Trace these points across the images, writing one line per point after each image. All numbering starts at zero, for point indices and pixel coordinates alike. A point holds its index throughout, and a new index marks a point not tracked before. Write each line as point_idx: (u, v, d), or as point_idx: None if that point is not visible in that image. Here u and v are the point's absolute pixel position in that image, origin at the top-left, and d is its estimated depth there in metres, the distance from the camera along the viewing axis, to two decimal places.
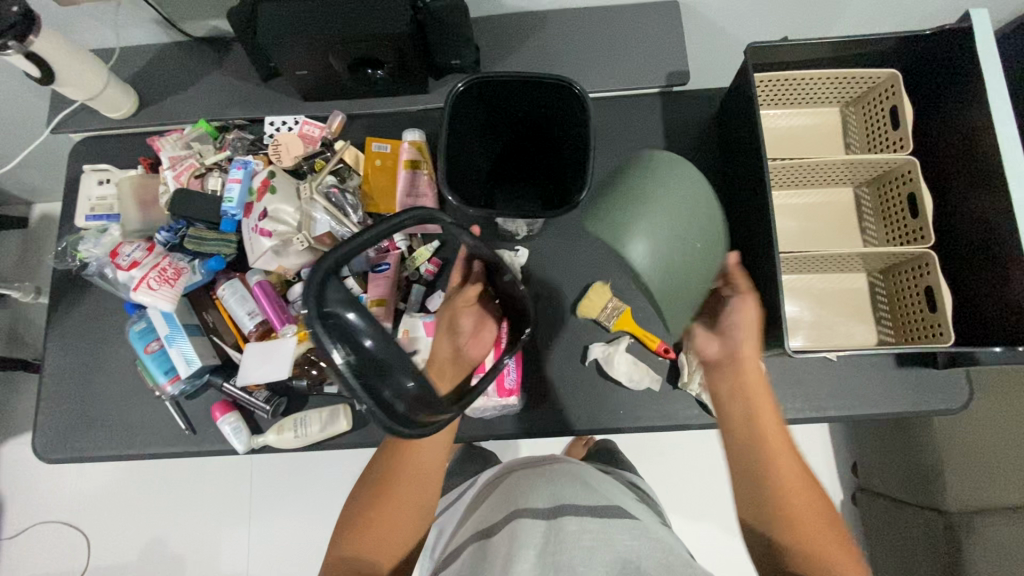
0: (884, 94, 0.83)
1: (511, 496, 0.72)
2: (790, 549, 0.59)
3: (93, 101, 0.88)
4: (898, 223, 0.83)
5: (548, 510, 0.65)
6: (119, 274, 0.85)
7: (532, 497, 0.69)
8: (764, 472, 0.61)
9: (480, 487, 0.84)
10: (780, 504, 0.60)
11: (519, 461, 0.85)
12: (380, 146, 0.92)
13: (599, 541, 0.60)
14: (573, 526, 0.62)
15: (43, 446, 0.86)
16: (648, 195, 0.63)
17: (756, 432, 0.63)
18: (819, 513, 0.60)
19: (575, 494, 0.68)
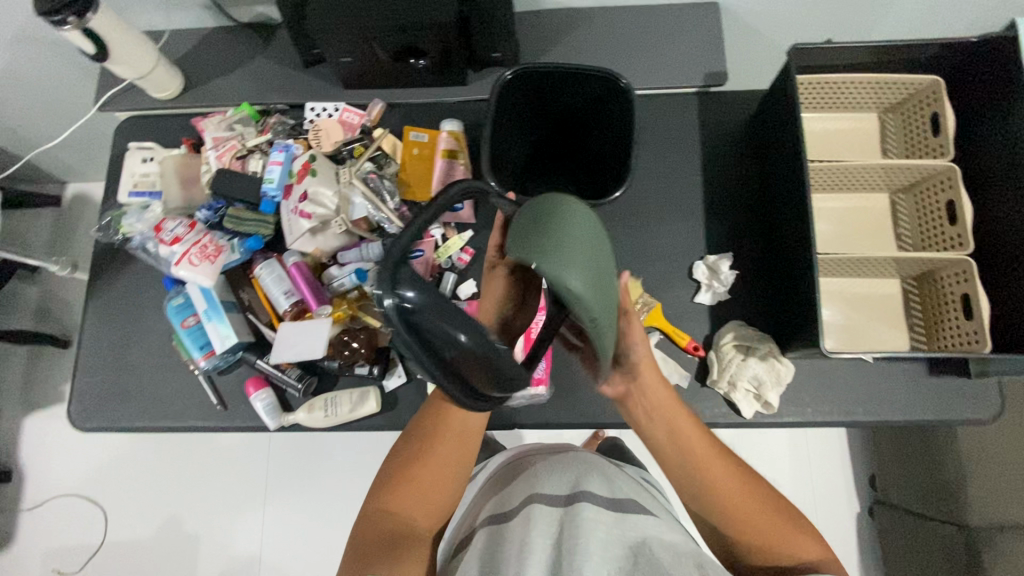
0: (925, 101, 0.84)
1: (526, 483, 0.71)
2: (745, 543, 0.65)
3: (143, 81, 0.90)
4: (934, 229, 0.83)
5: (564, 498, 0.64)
6: (162, 249, 0.87)
7: (548, 484, 0.68)
8: (705, 483, 0.65)
9: (491, 473, 0.81)
10: (728, 509, 0.65)
11: (531, 448, 0.82)
12: (417, 135, 0.93)
13: (614, 534, 0.59)
14: (588, 516, 0.60)
15: (78, 414, 0.88)
16: (563, 233, 0.49)
17: (685, 449, 0.66)
18: (764, 504, 0.65)
19: (592, 484, 0.67)
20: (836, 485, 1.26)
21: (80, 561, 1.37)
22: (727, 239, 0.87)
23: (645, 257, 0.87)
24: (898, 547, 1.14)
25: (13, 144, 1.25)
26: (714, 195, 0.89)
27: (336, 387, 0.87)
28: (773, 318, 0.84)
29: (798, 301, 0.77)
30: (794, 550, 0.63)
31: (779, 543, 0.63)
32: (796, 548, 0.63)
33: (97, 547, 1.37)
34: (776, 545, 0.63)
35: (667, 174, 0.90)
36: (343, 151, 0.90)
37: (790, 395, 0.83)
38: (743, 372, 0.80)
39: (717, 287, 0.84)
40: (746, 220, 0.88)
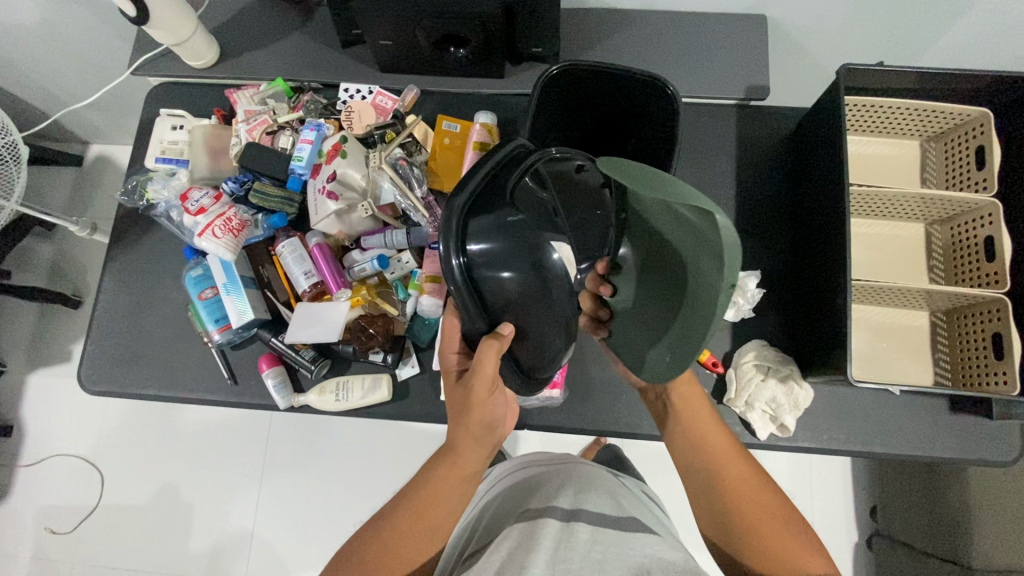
0: (972, 133, 0.82)
1: (527, 494, 0.66)
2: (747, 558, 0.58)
3: (179, 48, 0.89)
4: (970, 264, 0.82)
5: (562, 511, 0.59)
6: (186, 219, 0.86)
7: (548, 495, 0.63)
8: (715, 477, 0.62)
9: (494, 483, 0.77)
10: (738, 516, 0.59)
11: (536, 454, 0.78)
12: (450, 125, 0.90)
13: (610, 553, 0.53)
14: (584, 534, 0.55)
15: (88, 376, 0.88)
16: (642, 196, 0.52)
17: (703, 442, 0.65)
18: (776, 520, 0.59)
19: (593, 501, 0.62)
20: (836, 514, 1.24)
21: (74, 522, 1.37)
22: (755, 256, 0.86)
23: None
24: None
25: (45, 101, 1.25)
26: (747, 210, 0.88)
27: (349, 372, 0.86)
28: (795, 340, 0.83)
29: (827, 327, 0.75)
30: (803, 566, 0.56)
31: (781, 555, 0.57)
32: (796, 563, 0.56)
33: (91, 509, 1.37)
34: (778, 557, 0.57)
35: (700, 186, 0.88)
36: (373, 134, 0.89)
37: (806, 420, 0.81)
38: (761, 393, 0.79)
39: (742, 304, 0.82)
40: (777, 239, 0.86)
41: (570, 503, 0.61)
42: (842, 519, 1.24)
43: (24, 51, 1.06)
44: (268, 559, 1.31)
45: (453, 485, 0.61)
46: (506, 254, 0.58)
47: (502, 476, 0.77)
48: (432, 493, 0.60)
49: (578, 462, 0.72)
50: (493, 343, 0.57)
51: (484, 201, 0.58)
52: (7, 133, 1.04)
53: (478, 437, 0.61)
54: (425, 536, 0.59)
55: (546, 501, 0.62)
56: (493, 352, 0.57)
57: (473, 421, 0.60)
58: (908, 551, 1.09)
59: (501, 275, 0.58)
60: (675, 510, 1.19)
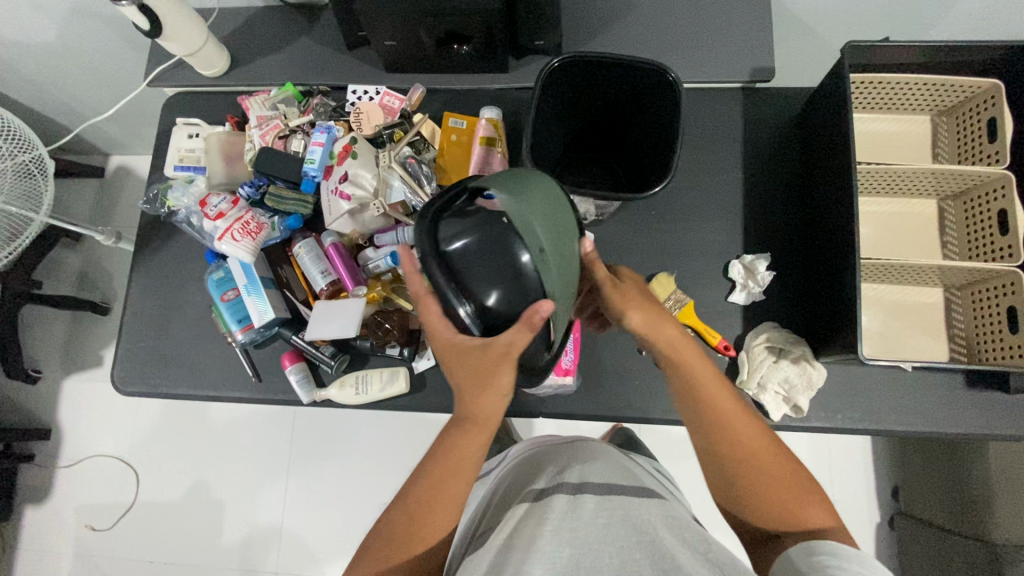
0: (982, 106, 0.81)
1: (535, 473, 0.67)
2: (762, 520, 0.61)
3: (192, 58, 0.92)
4: (984, 238, 0.81)
5: (569, 484, 0.60)
6: (206, 224, 0.88)
7: (555, 469, 0.65)
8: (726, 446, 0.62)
9: (506, 463, 0.78)
10: (755, 487, 0.61)
11: (548, 437, 0.79)
12: (456, 121, 0.93)
13: (616, 518, 0.55)
14: (590, 504, 0.56)
15: (121, 378, 0.92)
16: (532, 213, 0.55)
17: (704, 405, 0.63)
18: (788, 482, 0.61)
19: (598, 470, 0.63)
20: (857, 494, 1.24)
21: (112, 519, 1.43)
22: (764, 240, 0.86)
23: (676, 254, 0.87)
24: (920, 561, 1.11)
25: (67, 115, 1.29)
26: (755, 194, 0.88)
27: (367, 366, 0.89)
28: (808, 321, 0.83)
29: (836, 305, 0.76)
30: (804, 523, 0.59)
31: (789, 511, 0.60)
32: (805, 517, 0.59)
33: (128, 506, 1.43)
34: (789, 515, 0.60)
35: (707, 170, 0.89)
36: (383, 134, 0.91)
37: (820, 400, 0.82)
38: (775, 374, 0.79)
39: (752, 287, 0.83)
40: (785, 221, 0.86)
41: (573, 475, 0.62)
42: (862, 501, 1.23)
43: (47, 69, 1.10)
44: (298, 551, 1.35)
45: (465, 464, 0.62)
46: (482, 260, 0.55)
47: (513, 455, 0.79)
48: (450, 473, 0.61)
49: (586, 439, 0.74)
50: (525, 324, 0.54)
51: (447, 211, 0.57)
52: (33, 149, 1.08)
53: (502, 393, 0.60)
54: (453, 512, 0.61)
55: (553, 476, 0.63)
56: (527, 330, 0.54)
57: (492, 387, 0.59)
58: (930, 529, 1.09)
59: (477, 282, 0.56)
60: (694, 493, 1.20)
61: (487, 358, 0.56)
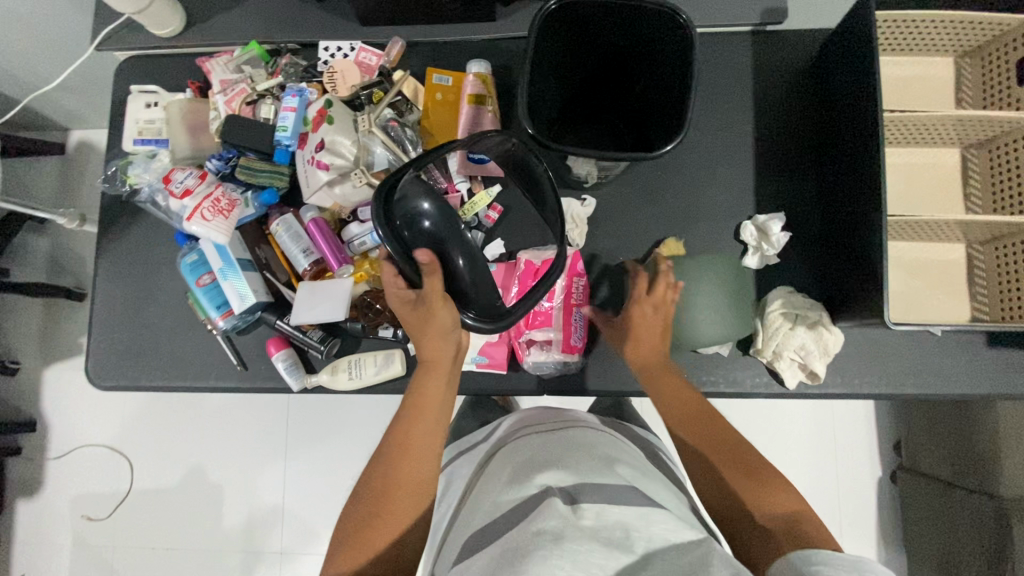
0: (1012, 44, 0.75)
1: (523, 460, 0.64)
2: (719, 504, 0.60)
3: (142, 16, 0.82)
4: (1011, 189, 0.76)
5: (565, 491, 0.55)
6: (172, 203, 0.81)
7: (548, 466, 0.61)
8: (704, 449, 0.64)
9: (494, 442, 0.75)
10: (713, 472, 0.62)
11: (537, 415, 0.76)
12: (440, 78, 0.84)
13: (619, 536, 0.49)
14: (587, 521, 0.50)
15: (97, 372, 0.86)
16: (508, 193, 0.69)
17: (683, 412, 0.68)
18: (749, 476, 0.59)
19: (596, 474, 0.58)
20: (862, 452, 1.23)
21: (108, 508, 1.40)
22: (777, 199, 0.81)
23: (684, 217, 0.81)
24: (924, 516, 1.11)
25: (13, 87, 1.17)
26: (767, 150, 0.81)
27: (359, 349, 0.83)
28: (823, 283, 0.79)
29: (858, 266, 0.71)
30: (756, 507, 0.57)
31: (747, 496, 0.58)
32: (761, 501, 0.57)
33: (123, 495, 1.40)
34: (746, 498, 0.58)
35: (715, 124, 0.82)
36: (360, 96, 0.83)
37: (836, 365, 0.78)
38: (790, 340, 0.75)
39: (766, 249, 0.78)
40: (798, 177, 0.81)
41: (570, 478, 0.58)
42: (866, 457, 1.23)
43: None
44: (301, 532, 1.34)
45: (420, 453, 0.61)
46: (442, 236, 0.67)
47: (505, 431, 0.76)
48: (401, 455, 0.61)
49: (580, 426, 0.70)
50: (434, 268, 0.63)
51: (404, 191, 0.65)
52: None
53: (447, 335, 0.66)
54: (413, 505, 0.59)
55: (546, 477, 0.58)
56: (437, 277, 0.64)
57: (433, 326, 0.65)
58: (935, 484, 1.08)
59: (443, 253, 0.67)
60: None
61: (416, 309, 0.65)
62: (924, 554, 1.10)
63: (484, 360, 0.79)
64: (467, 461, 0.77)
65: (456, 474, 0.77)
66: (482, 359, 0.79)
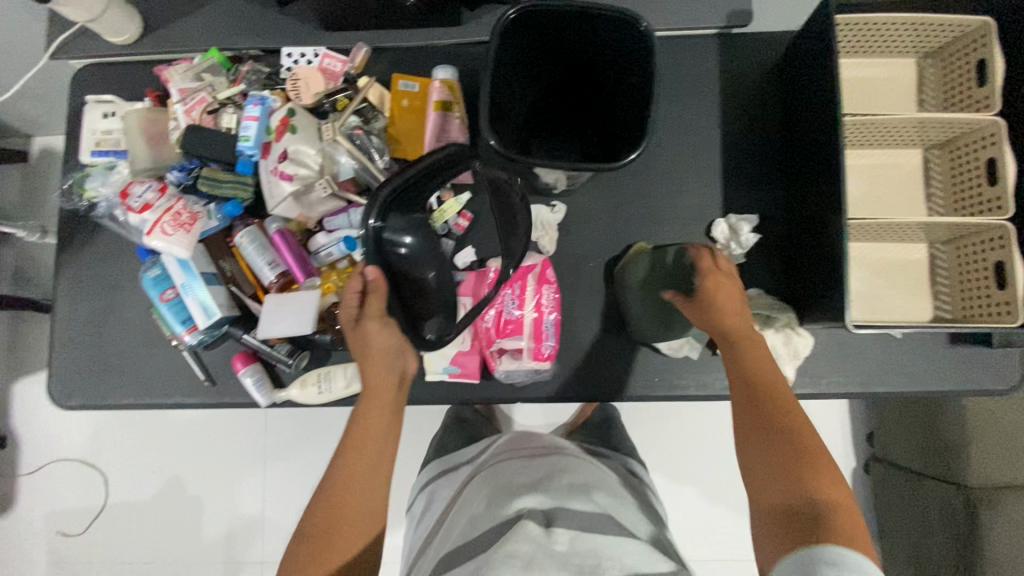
0: (973, 45, 0.75)
1: (507, 482, 0.63)
2: (776, 488, 0.53)
3: (95, 24, 0.79)
4: (971, 190, 0.77)
5: (541, 513, 0.56)
6: (131, 217, 0.79)
7: (526, 488, 0.60)
8: (768, 419, 0.56)
9: (474, 469, 0.74)
10: (785, 456, 0.54)
11: (514, 441, 0.76)
12: (407, 84, 0.83)
13: (589, 564, 0.50)
14: (561, 545, 0.52)
15: (59, 392, 0.84)
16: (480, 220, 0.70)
17: (760, 378, 0.59)
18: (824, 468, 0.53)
19: (573, 498, 0.58)
20: (836, 444, 1.25)
21: (84, 523, 1.37)
22: (744, 202, 0.81)
23: (653, 222, 0.81)
24: (895, 504, 1.13)
25: None
26: (734, 153, 0.82)
27: (330, 361, 0.82)
28: (790, 285, 0.80)
29: (819, 269, 0.72)
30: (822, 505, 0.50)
31: (808, 490, 0.51)
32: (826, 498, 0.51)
33: (99, 510, 1.37)
34: (804, 489, 0.52)
35: (682, 128, 0.82)
36: (325, 103, 0.82)
37: (804, 367, 0.79)
38: None
39: (734, 248, 0.79)
40: (765, 179, 0.81)
41: (548, 499, 0.57)
42: (840, 449, 1.25)
43: None
44: (282, 541, 1.33)
45: (371, 457, 0.62)
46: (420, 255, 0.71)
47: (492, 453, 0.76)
48: (354, 452, 0.61)
49: (562, 451, 0.70)
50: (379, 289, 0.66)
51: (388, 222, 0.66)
52: None
53: (390, 360, 0.67)
54: (362, 530, 0.58)
55: (522, 498, 0.58)
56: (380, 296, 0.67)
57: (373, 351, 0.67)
58: (906, 474, 1.11)
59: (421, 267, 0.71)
60: None
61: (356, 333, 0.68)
62: (896, 543, 1.13)
63: (456, 370, 0.78)
64: (448, 483, 0.76)
65: (437, 495, 0.76)
66: (454, 368, 0.78)
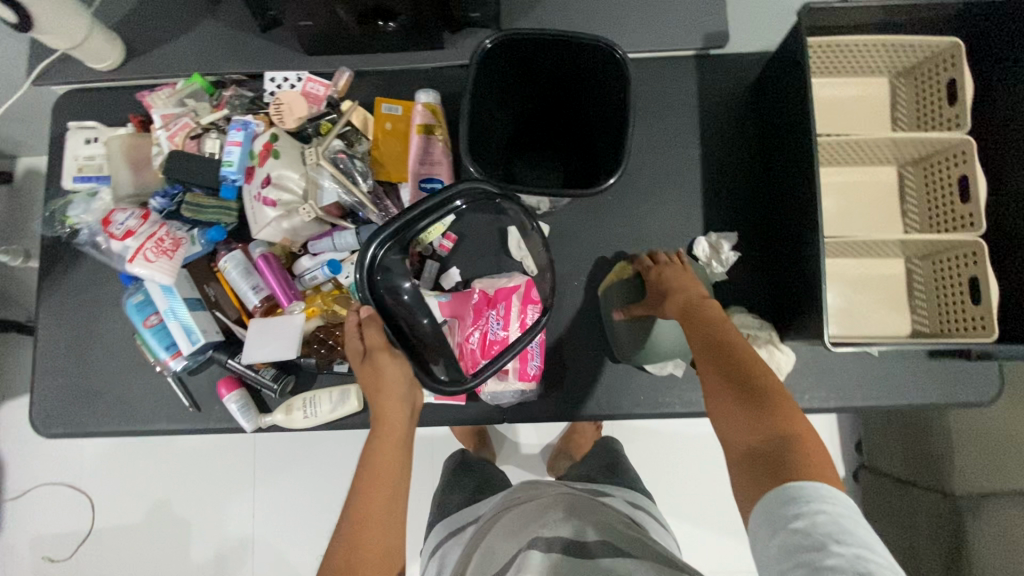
0: (941, 65, 0.77)
1: (519, 521, 0.62)
2: (732, 412, 0.54)
3: (77, 51, 0.80)
4: (944, 206, 0.78)
5: (547, 539, 0.56)
6: (113, 244, 0.79)
7: (535, 522, 0.60)
8: (720, 348, 0.58)
9: (481, 520, 0.71)
10: (737, 379, 0.55)
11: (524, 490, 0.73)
12: (390, 108, 0.84)
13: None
14: (559, 568, 0.52)
15: (42, 420, 0.83)
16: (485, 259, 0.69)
17: (713, 326, 0.61)
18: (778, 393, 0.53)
19: (581, 528, 0.58)
20: None
21: (71, 548, 1.35)
22: (725, 220, 0.82)
23: (636, 241, 0.82)
24: (884, 514, 1.14)
25: None
26: (713, 173, 0.83)
27: (315, 385, 0.82)
28: (772, 302, 0.81)
29: (800, 287, 0.73)
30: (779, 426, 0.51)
31: (766, 412, 0.52)
32: (778, 421, 0.51)
33: (86, 534, 1.35)
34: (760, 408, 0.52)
35: (663, 147, 0.83)
36: (307, 128, 0.83)
37: (787, 382, 0.80)
38: None
39: (716, 266, 0.79)
40: (745, 197, 0.82)
41: (557, 530, 0.57)
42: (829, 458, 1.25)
43: None
44: (272, 562, 1.31)
45: (386, 493, 0.57)
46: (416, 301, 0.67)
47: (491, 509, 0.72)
48: (370, 474, 0.57)
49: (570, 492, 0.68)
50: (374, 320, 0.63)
51: (386, 264, 0.63)
52: None
53: (401, 395, 0.62)
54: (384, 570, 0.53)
55: (533, 531, 0.58)
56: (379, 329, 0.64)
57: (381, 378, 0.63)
58: (894, 483, 1.11)
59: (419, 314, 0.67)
60: None
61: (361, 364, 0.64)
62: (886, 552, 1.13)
63: None
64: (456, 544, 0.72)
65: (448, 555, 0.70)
66: (439, 391, 0.78)
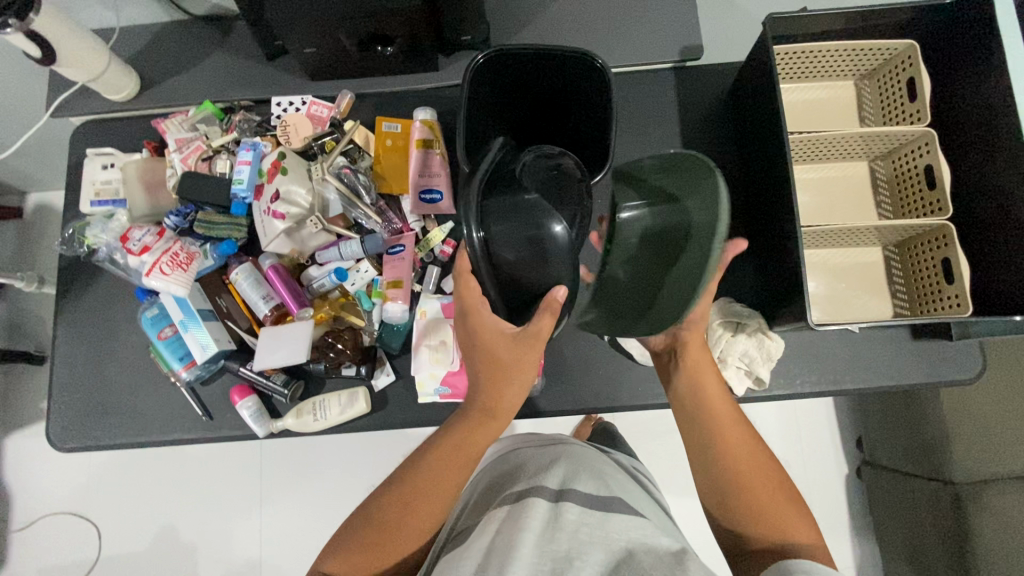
0: (901, 66, 0.83)
1: (523, 471, 0.63)
2: (735, 511, 0.58)
3: (96, 83, 0.85)
4: (914, 195, 0.83)
5: (552, 490, 0.56)
6: (130, 259, 0.83)
7: (537, 474, 0.61)
8: (714, 442, 0.61)
9: (481, 467, 0.74)
10: (735, 480, 0.59)
11: (521, 439, 0.76)
12: (391, 125, 0.89)
13: (598, 536, 0.50)
14: (571, 514, 0.52)
15: (57, 435, 0.85)
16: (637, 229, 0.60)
17: (702, 410, 0.63)
18: (775, 485, 0.58)
19: (581, 480, 0.58)
20: (826, 451, 1.27)
21: None
22: None
23: None
24: (887, 508, 1.14)
25: None
26: None
27: (324, 390, 0.85)
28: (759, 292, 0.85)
29: (783, 274, 0.76)
30: (782, 526, 0.56)
31: (770, 514, 0.56)
32: (784, 524, 0.56)
33: (92, 563, 1.35)
34: (770, 520, 0.56)
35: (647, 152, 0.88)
36: (313, 147, 0.87)
37: (778, 368, 0.83)
38: (733, 348, 0.80)
39: None
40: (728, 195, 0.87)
41: (559, 482, 0.58)
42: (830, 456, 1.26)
43: None
44: None
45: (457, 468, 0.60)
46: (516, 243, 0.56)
47: (490, 464, 0.74)
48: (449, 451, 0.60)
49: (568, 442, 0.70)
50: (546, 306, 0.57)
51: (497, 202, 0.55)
52: None
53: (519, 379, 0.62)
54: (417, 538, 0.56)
55: (533, 480, 0.59)
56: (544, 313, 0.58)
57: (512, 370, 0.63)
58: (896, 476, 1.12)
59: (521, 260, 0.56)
60: None
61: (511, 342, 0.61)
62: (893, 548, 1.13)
63: (447, 391, 0.81)
64: None
65: None
66: (444, 390, 0.81)
